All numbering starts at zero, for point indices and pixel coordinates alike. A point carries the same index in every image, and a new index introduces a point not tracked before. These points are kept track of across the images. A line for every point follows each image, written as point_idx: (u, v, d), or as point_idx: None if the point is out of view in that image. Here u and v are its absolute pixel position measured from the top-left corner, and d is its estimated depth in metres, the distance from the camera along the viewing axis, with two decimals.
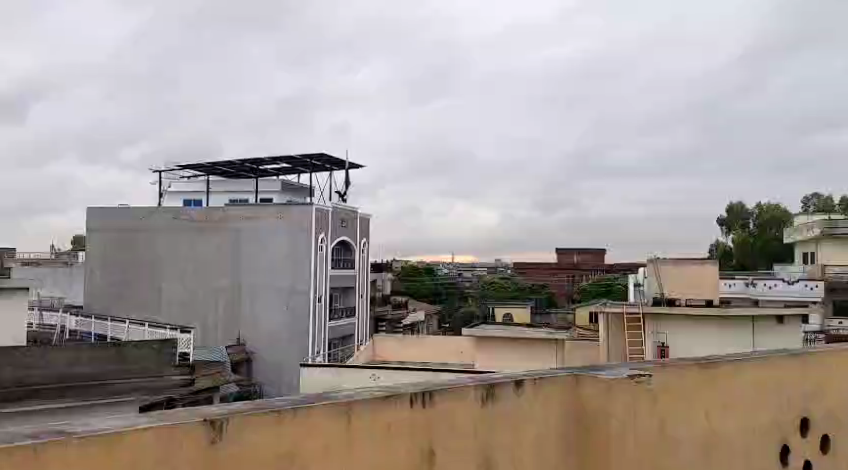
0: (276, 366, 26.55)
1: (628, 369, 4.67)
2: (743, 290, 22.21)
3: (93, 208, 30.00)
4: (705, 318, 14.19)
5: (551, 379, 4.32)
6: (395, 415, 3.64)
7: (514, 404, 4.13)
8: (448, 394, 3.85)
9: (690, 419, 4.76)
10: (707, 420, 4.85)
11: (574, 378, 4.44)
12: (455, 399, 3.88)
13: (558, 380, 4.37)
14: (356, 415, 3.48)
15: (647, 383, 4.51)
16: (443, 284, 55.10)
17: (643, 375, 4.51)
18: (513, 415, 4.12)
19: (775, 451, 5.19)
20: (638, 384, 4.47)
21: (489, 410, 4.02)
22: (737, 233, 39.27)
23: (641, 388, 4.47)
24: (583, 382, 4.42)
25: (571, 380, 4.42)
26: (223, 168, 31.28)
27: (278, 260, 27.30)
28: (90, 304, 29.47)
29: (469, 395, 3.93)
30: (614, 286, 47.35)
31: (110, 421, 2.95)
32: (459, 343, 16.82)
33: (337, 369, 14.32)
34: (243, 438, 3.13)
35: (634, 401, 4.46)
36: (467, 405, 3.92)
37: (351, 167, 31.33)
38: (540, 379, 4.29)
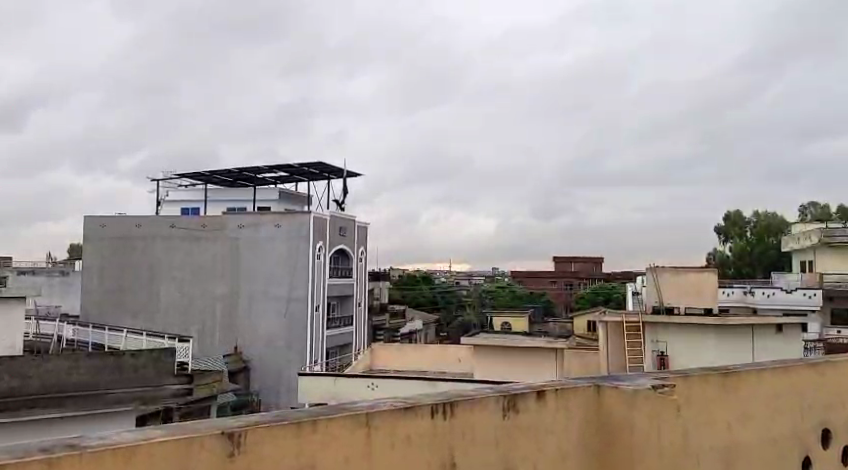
0: (274, 374, 26.45)
1: (648, 379, 4.62)
2: (741, 298, 22.22)
3: (90, 215, 29.88)
4: (703, 325, 14.20)
5: (572, 389, 4.28)
6: (414, 425, 3.59)
7: (534, 415, 4.08)
8: (469, 405, 3.80)
9: (710, 429, 4.70)
10: (727, 430, 4.81)
11: (594, 386, 4.41)
12: (476, 410, 3.84)
13: (578, 389, 4.33)
14: (372, 426, 3.43)
15: (669, 393, 4.46)
16: (441, 293, 55.05)
17: (665, 385, 4.47)
18: (532, 425, 4.07)
19: (792, 461, 5.14)
20: (662, 394, 4.42)
21: (511, 420, 3.98)
22: (735, 241, 39.27)
23: (663, 399, 4.42)
24: (604, 391, 4.39)
25: (592, 389, 4.38)
26: (221, 176, 31.25)
27: (277, 269, 27.23)
28: (87, 312, 29.33)
29: (490, 405, 3.89)
30: (612, 295, 47.29)
31: (124, 432, 2.90)
32: (458, 350, 16.79)
33: (334, 376, 14.25)
34: (261, 450, 3.07)
35: (656, 411, 4.40)
36: (488, 416, 3.89)
37: (350, 175, 31.31)
38: (561, 389, 4.25)
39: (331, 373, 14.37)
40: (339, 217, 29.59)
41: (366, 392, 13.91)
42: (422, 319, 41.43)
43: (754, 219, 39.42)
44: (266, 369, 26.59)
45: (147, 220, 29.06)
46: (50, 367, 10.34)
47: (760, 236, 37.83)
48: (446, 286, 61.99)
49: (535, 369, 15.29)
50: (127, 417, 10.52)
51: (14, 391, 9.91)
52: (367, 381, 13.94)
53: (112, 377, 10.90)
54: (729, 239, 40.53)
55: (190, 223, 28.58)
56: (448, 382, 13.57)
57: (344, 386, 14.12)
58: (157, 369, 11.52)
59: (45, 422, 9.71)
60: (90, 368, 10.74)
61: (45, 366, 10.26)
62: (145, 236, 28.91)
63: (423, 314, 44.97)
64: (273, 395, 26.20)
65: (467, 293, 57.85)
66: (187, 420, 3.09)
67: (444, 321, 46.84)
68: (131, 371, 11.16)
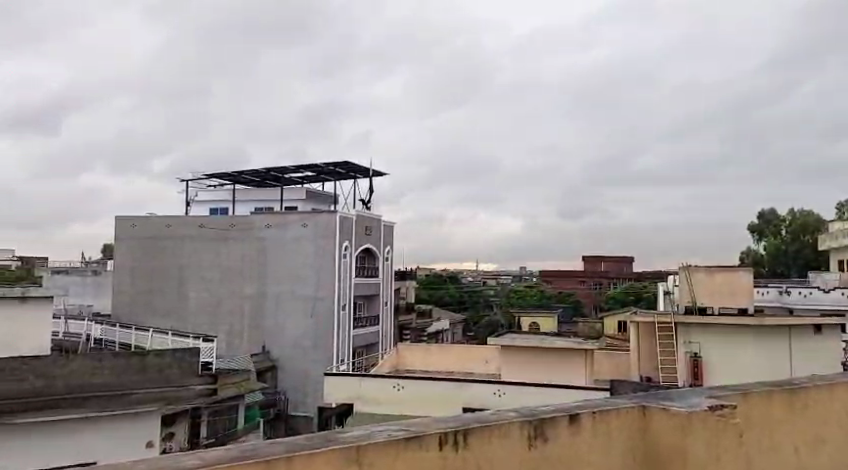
0: (300, 374, 26.42)
1: (704, 400, 4.25)
2: (776, 298, 21.70)
3: (121, 216, 30.22)
4: (739, 324, 13.78)
5: (614, 411, 3.96)
6: (421, 459, 3.34)
7: (567, 443, 3.79)
8: (488, 434, 3.55)
9: (774, 452, 4.34)
10: (795, 454, 4.45)
11: (640, 408, 4.08)
12: (497, 437, 3.58)
13: (621, 412, 4.01)
14: (366, 461, 3.18)
15: (729, 416, 4.12)
16: (468, 293, 54.87)
17: (725, 406, 4.12)
18: (564, 454, 3.77)
19: None
20: (721, 416, 4.09)
21: (538, 449, 3.70)
22: (769, 241, 38.43)
23: (723, 422, 4.09)
24: (651, 410, 4.06)
25: (636, 409, 4.05)
26: (248, 176, 31.39)
27: (303, 268, 27.26)
28: (117, 312, 29.62)
29: (517, 433, 3.63)
30: (642, 295, 46.65)
31: None
32: (486, 352, 16.63)
33: (359, 378, 14.12)
34: None
35: (712, 436, 4.06)
36: (513, 445, 3.62)
37: (375, 174, 31.22)
38: (599, 410, 3.95)
39: (356, 374, 14.23)
40: (365, 216, 29.51)
41: (391, 393, 13.81)
42: (449, 319, 41.22)
43: (788, 217, 38.43)
44: (292, 369, 26.59)
45: (177, 221, 29.31)
46: (72, 369, 10.33)
47: (793, 235, 36.91)
48: (472, 285, 61.79)
49: (565, 371, 15.07)
50: (148, 418, 10.43)
51: (38, 391, 9.93)
52: (393, 382, 13.84)
53: (134, 377, 10.82)
54: (763, 238, 39.67)
55: (219, 223, 28.74)
56: (472, 385, 13.36)
57: (370, 387, 14.00)
58: (180, 368, 11.43)
59: (66, 423, 9.70)
60: (113, 368, 10.66)
61: (70, 367, 10.29)
62: (175, 237, 29.20)
63: (449, 313, 44.83)
64: (299, 396, 26.19)
65: (494, 292, 57.53)
66: (147, 461, 2.87)
67: (471, 320, 46.65)
68: (155, 371, 11.08)
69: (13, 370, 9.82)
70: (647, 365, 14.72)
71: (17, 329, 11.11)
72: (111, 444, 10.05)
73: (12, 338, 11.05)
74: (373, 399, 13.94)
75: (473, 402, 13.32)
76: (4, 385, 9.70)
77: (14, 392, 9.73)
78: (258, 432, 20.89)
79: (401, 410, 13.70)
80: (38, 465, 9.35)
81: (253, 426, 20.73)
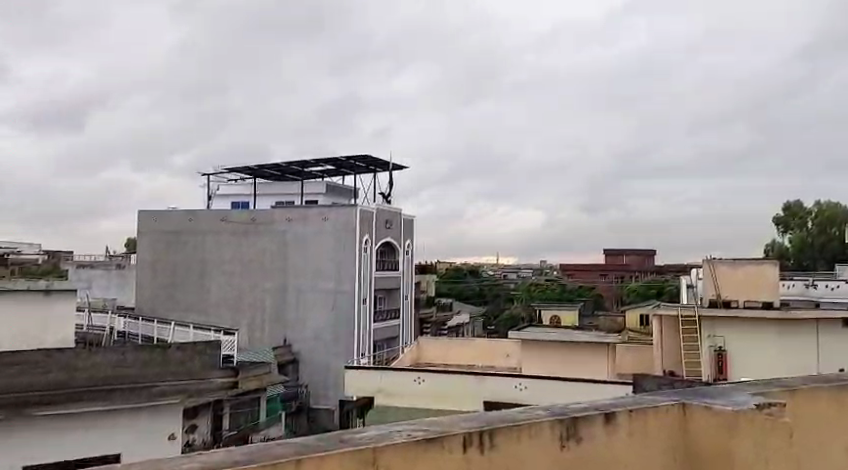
0: (321, 368, 26.54)
1: (751, 399, 4.10)
2: (802, 291, 21.38)
3: (144, 210, 30.44)
4: (763, 318, 13.61)
5: (651, 410, 3.90)
6: (441, 461, 3.27)
7: (602, 441, 3.76)
8: (516, 434, 3.50)
9: (821, 455, 4.17)
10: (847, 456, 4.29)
11: (680, 405, 4.01)
12: (527, 436, 3.53)
13: (659, 409, 3.96)
14: (381, 462, 3.11)
15: (776, 415, 3.88)
16: (488, 287, 54.75)
17: (771, 405, 3.90)
18: (598, 452, 3.74)
19: None
20: (768, 415, 3.85)
21: (570, 449, 3.66)
22: (795, 233, 37.82)
23: (771, 421, 3.82)
24: (692, 408, 3.99)
25: (676, 408, 3.98)
26: (269, 170, 31.52)
27: (324, 262, 27.32)
28: (141, 305, 29.92)
29: (550, 432, 3.59)
30: (665, 288, 46.20)
31: None
32: (507, 345, 16.58)
33: (379, 371, 14.10)
34: None
35: (763, 438, 3.79)
36: (546, 445, 3.58)
37: (396, 168, 31.22)
38: (635, 409, 3.90)
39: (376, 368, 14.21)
40: (386, 210, 29.49)
41: (412, 387, 13.81)
42: (469, 312, 41.20)
43: (815, 209, 37.71)
44: (313, 362, 26.71)
45: (199, 215, 29.50)
46: (97, 361, 10.40)
47: (820, 227, 36.25)
48: (492, 279, 61.69)
49: (587, 366, 14.94)
50: (167, 411, 10.46)
51: (63, 384, 9.94)
52: (414, 376, 13.85)
53: (156, 370, 10.80)
54: (789, 230, 39.06)
55: (240, 217, 28.87)
56: (494, 379, 13.30)
57: (391, 381, 13.95)
58: (200, 361, 11.40)
59: (88, 415, 9.70)
60: (136, 361, 10.69)
61: (95, 360, 10.37)
62: (197, 231, 29.40)
63: (469, 307, 44.79)
64: (320, 389, 26.33)
65: (515, 285, 57.34)
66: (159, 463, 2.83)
67: (491, 314, 46.58)
68: (177, 364, 11.05)
69: (40, 362, 9.87)
70: (670, 360, 14.51)
71: (42, 323, 11.22)
72: (136, 436, 10.07)
73: (37, 331, 11.16)
74: (394, 393, 13.91)
75: (494, 398, 13.26)
76: (30, 378, 9.71)
77: (40, 383, 9.75)
78: (280, 425, 21.01)
79: (423, 404, 13.68)
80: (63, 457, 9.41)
81: (275, 419, 20.86)
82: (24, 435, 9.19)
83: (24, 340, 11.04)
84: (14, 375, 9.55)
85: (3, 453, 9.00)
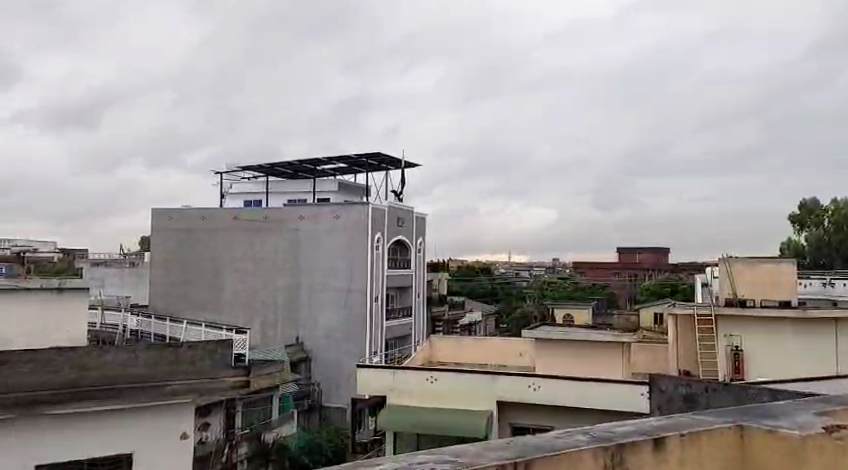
0: (333, 366, 26.53)
1: (816, 419, 3.88)
2: (818, 290, 21.11)
3: (157, 209, 30.50)
4: (780, 317, 13.46)
5: (707, 435, 3.65)
6: None
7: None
8: (557, 464, 3.25)
9: None
10: None
11: (737, 428, 3.75)
12: (566, 463, 3.28)
13: (714, 433, 3.70)
14: None
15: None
16: (500, 285, 54.66)
17: (841, 428, 3.71)
18: None
19: None
20: (837, 440, 3.67)
21: None
22: (811, 232, 37.41)
23: (840, 447, 3.66)
24: (750, 432, 3.72)
25: (731, 431, 3.72)
26: (281, 169, 31.53)
27: (336, 260, 27.28)
28: (154, 304, 30.03)
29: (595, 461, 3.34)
30: (679, 288, 45.86)
31: None
32: (520, 345, 16.48)
33: (392, 370, 13.97)
34: None
35: (832, 460, 3.62)
36: None
37: (407, 166, 31.15)
38: (688, 432, 3.65)
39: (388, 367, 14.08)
40: (397, 207, 29.42)
41: (425, 387, 13.70)
42: (481, 311, 41.09)
43: (831, 207, 37.24)
44: (325, 360, 26.71)
45: (212, 213, 29.54)
46: (110, 359, 9.39)
47: (836, 225, 35.85)
48: (504, 277, 61.55)
49: (601, 365, 14.81)
50: (176, 412, 9.75)
51: (71, 384, 9.06)
52: (426, 374, 13.73)
53: (166, 368, 9.69)
54: (805, 228, 38.64)
55: (253, 216, 28.87)
56: (507, 378, 13.20)
57: (403, 379, 13.87)
58: (214, 360, 10.09)
59: (98, 418, 9.13)
60: (147, 359, 9.58)
61: (106, 359, 9.36)
62: (210, 229, 29.45)
63: (482, 305, 44.67)
64: (332, 387, 26.34)
65: (527, 283, 57.18)
66: None
67: (503, 312, 46.47)
68: (189, 363, 9.87)
69: (48, 360, 8.97)
70: (685, 359, 14.37)
71: (54, 322, 11.20)
72: (147, 437, 9.42)
73: (48, 329, 11.15)
74: (406, 391, 13.84)
75: (507, 395, 13.19)
76: (36, 377, 8.86)
77: (45, 384, 8.88)
78: (292, 422, 21.01)
79: (435, 401, 13.61)
80: (70, 458, 8.90)
81: (287, 417, 20.89)
82: (26, 436, 8.67)
83: (35, 337, 11.01)
84: (18, 373, 8.73)
85: (3, 454, 8.50)
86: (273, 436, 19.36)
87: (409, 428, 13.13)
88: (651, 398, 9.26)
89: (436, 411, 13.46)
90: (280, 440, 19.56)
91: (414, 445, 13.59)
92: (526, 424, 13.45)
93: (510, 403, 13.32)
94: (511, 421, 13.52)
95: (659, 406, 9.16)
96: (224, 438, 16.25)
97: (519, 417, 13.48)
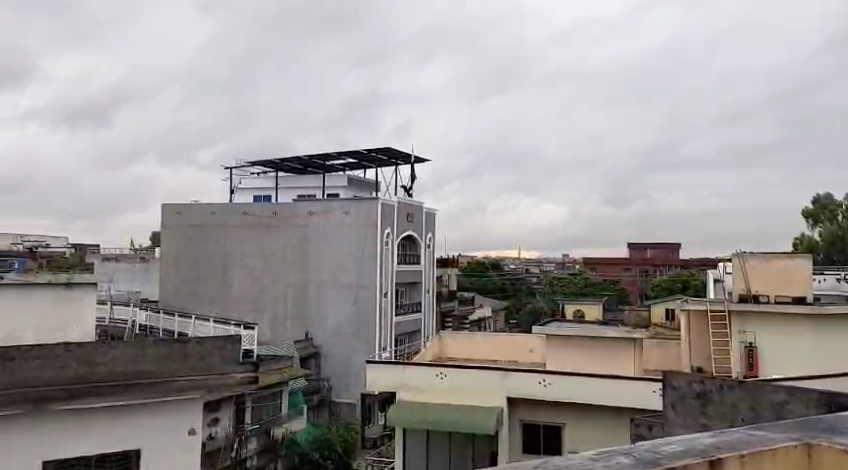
0: (342, 362, 26.51)
1: None
2: (834, 286, 20.85)
3: (167, 204, 30.50)
4: (797, 313, 13.22)
5: (770, 453, 3.29)
6: None
7: None
8: None
9: None
10: None
11: (806, 446, 3.39)
12: None
13: (779, 452, 3.34)
14: None
15: None
16: (510, 281, 54.52)
17: None
18: None
19: None
20: None
21: None
22: (825, 226, 37.04)
23: None
24: (820, 450, 3.36)
25: (800, 449, 3.36)
26: (291, 164, 31.46)
27: (345, 255, 27.21)
28: (165, 299, 30.07)
29: None
30: (690, 284, 45.53)
31: None
32: (530, 341, 16.38)
33: (401, 365, 13.86)
34: None
35: None
36: None
37: (417, 161, 31.02)
38: (750, 453, 3.27)
39: (398, 362, 13.96)
40: (407, 203, 29.34)
41: (435, 383, 13.59)
42: (491, 306, 40.95)
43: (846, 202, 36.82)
44: (335, 356, 26.68)
45: (222, 208, 29.50)
46: (117, 355, 9.38)
47: None
48: (514, 273, 61.36)
49: (613, 361, 14.66)
50: (181, 408, 9.59)
51: (78, 380, 9.02)
52: (436, 370, 13.62)
53: (174, 364, 9.67)
54: (818, 223, 38.20)
55: (262, 211, 28.82)
56: (517, 374, 13.09)
57: (413, 376, 13.77)
58: (221, 356, 10.09)
59: (100, 415, 9.01)
60: (156, 356, 9.61)
61: (110, 354, 9.30)
62: (220, 224, 29.41)
63: (492, 301, 44.51)
64: (341, 383, 26.35)
65: (537, 279, 57.02)
66: None
67: (513, 307, 46.35)
68: (197, 359, 9.86)
69: (54, 356, 9.00)
70: (698, 355, 14.27)
71: (63, 316, 11.16)
72: (150, 433, 9.28)
73: (60, 325, 11.14)
74: (416, 388, 13.71)
75: (518, 392, 13.08)
76: (42, 372, 8.91)
77: (51, 380, 8.87)
78: (303, 418, 20.99)
79: (446, 398, 13.51)
80: (73, 453, 8.82)
81: (297, 413, 20.86)
82: (28, 431, 8.58)
83: (46, 333, 11.01)
84: (25, 368, 8.81)
85: (4, 454, 8.40)
86: (283, 431, 19.38)
87: (414, 426, 13.03)
88: (664, 396, 8.96)
89: (446, 408, 13.35)
90: (290, 435, 19.56)
91: (424, 442, 13.52)
92: (537, 420, 13.33)
93: (520, 399, 13.23)
94: (521, 417, 13.41)
95: (672, 403, 8.84)
96: (234, 434, 16.23)
97: (529, 414, 13.37)
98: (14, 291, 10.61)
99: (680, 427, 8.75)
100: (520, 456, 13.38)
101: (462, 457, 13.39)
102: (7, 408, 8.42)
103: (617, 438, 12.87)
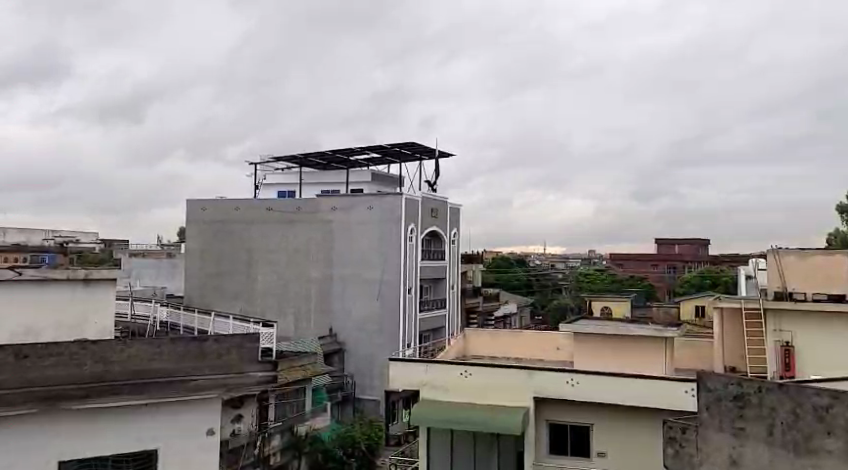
0: (366, 359, 26.31)
1: None
2: None
3: (192, 199, 30.52)
4: (835, 312, 12.72)
5: None
6: None
7: None
8: None
9: None
10: None
11: None
12: None
13: None
14: None
15: None
16: (535, 277, 54.05)
17: None
18: None
19: None
20: None
21: None
22: None
23: None
24: None
25: None
26: (315, 159, 31.31)
27: (369, 252, 27.00)
28: (190, 296, 30.11)
29: None
30: (720, 281, 44.55)
31: None
32: (557, 339, 16.01)
33: (426, 365, 13.55)
34: None
35: None
36: None
37: (441, 155, 30.70)
38: None
39: (422, 362, 13.67)
40: (431, 199, 29.06)
41: (459, 381, 13.30)
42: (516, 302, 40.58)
43: None
44: (358, 353, 26.48)
45: (245, 204, 29.41)
46: (133, 354, 9.16)
47: None
48: (539, 269, 60.85)
49: (643, 361, 14.21)
50: (204, 405, 9.45)
51: (93, 378, 8.86)
52: (460, 369, 13.31)
53: (192, 362, 9.47)
54: None
55: (285, 207, 28.70)
56: (543, 373, 12.76)
57: (436, 374, 13.47)
58: (241, 354, 9.82)
59: (117, 414, 8.88)
60: (173, 353, 9.40)
61: (129, 352, 9.13)
62: (244, 220, 29.35)
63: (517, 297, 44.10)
64: (365, 379, 26.20)
65: (562, 276, 56.33)
66: None
67: (538, 304, 45.88)
68: (215, 357, 9.63)
69: (69, 354, 8.79)
70: (731, 354, 13.83)
71: (82, 312, 11.08)
72: (168, 432, 9.14)
73: (77, 321, 11.01)
74: (439, 387, 13.42)
75: (545, 391, 12.75)
76: (57, 372, 8.72)
77: (68, 379, 8.69)
78: (327, 414, 20.89)
79: (470, 397, 13.20)
80: (91, 454, 8.72)
81: (320, 409, 20.72)
82: (43, 430, 8.46)
83: (65, 329, 10.91)
84: (39, 367, 8.63)
85: (20, 456, 8.30)
86: (306, 428, 19.16)
87: (438, 426, 12.72)
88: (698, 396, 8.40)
89: (471, 408, 13.03)
90: (313, 432, 19.31)
91: (447, 441, 13.28)
92: (564, 419, 12.96)
93: (547, 399, 12.89)
94: (548, 418, 13.07)
95: (707, 405, 8.32)
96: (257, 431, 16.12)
97: (556, 414, 13.01)
98: (32, 286, 10.50)
99: (714, 429, 8.28)
100: (546, 457, 12.99)
101: (486, 458, 13.09)
102: (20, 407, 8.27)
103: (647, 438, 12.48)
